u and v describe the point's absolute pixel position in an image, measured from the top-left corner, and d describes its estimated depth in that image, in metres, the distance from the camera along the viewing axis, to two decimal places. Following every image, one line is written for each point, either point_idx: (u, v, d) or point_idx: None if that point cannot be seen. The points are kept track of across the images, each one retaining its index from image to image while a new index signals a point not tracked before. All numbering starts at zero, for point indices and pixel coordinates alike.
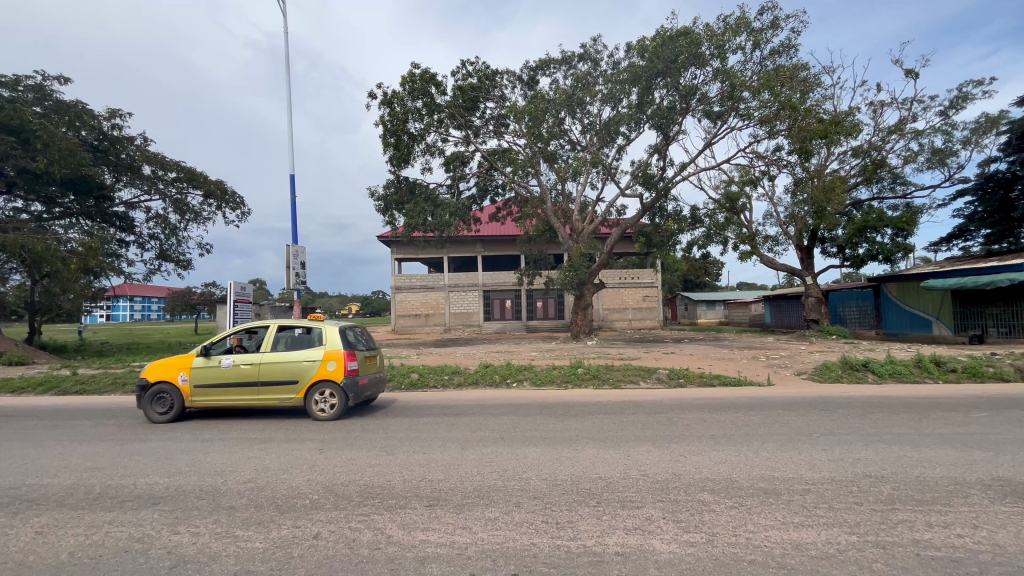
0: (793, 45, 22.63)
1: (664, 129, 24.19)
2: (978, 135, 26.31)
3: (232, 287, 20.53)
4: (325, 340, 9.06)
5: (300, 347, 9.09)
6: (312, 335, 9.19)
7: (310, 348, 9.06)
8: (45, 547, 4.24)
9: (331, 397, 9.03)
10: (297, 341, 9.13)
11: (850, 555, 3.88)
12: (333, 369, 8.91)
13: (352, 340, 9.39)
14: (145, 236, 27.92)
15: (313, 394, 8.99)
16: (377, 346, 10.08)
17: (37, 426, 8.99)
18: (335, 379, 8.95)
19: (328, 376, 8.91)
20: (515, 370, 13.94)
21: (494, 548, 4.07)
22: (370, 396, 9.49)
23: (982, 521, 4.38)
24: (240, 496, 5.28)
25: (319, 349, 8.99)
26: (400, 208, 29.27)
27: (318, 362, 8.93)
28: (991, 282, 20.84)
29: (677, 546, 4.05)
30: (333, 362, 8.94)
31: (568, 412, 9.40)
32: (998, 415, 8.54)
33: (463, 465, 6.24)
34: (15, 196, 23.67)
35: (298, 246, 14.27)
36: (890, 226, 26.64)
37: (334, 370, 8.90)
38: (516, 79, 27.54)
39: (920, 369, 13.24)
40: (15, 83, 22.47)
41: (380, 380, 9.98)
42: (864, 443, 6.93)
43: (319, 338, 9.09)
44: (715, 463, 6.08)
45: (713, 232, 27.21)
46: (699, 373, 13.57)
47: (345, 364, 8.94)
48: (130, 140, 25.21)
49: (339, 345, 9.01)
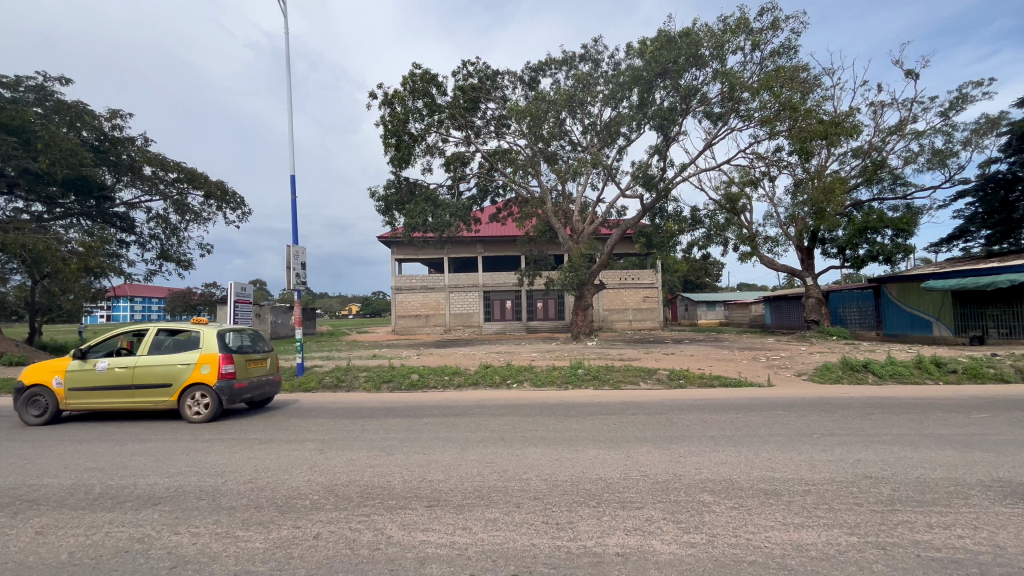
0: (793, 46, 22.68)
1: (665, 130, 24.22)
2: (978, 136, 26.31)
3: (234, 287, 20.58)
4: (202, 343, 9.19)
5: (177, 350, 9.23)
6: (190, 338, 9.32)
7: (185, 351, 9.19)
8: (45, 547, 4.24)
9: (206, 400, 9.10)
10: (175, 344, 9.27)
11: (850, 556, 3.89)
12: (206, 372, 9.03)
13: (234, 343, 9.50)
14: (145, 237, 27.94)
15: (186, 397, 9.07)
16: (266, 348, 10.27)
17: (36, 427, 9.00)
18: (209, 381, 9.06)
19: (201, 379, 9.02)
20: (515, 371, 13.96)
21: (494, 549, 4.07)
22: (252, 398, 9.56)
23: (983, 522, 4.37)
24: (240, 497, 5.29)
25: (194, 353, 9.12)
26: (400, 208, 29.32)
27: (192, 366, 9.04)
28: (991, 283, 20.82)
29: (677, 547, 4.05)
30: (208, 365, 9.06)
31: (568, 412, 9.40)
32: (999, 416, 8.54)
33: (464, 465, 6.25)
34: (15, 196, 23.69)
35: (298, 247, 14.27)
36: (890, 226, 26.64)
37: (208, 373, 9.01)
38: (517, 79, 27.58)
39: (920, 369, 13.25)
40: (16, 84, 22.53)
41: (268, 383, 10.05)
42: (864, 443, 6.93)
43: (196, 341, 9.23)
44: (715, 464, 6.09)
45: (714, 232, 27.25)
46: (699, 374, 13.57)
47: (220, 367, 9.06)
48: (131, 141, 25.26)
49: (216, 348, 9.14)
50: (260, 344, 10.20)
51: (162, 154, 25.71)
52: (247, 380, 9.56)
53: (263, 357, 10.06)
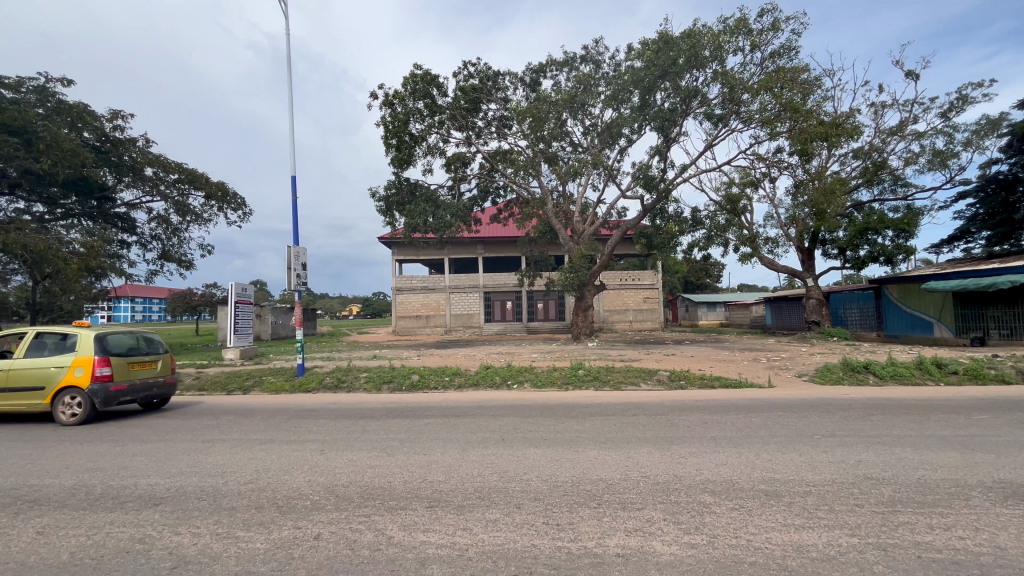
0: (793, 47, 22.73)
1: (666, 131, 24.26)
2: (979, 137, 26.32)
3: (234, 288, 20.61)
4: (77, 347, 9.30)
5: (55, 353, 9.37)
6: (69, 342, 9.44)
7: (61, 354, 9.31)
8: (46, 547, 4.25)
9: (79, 403, 9.15)
10: (53, 347, 9.41)
11: (851, 557, 3.88)
12: (79, 375, 9.12)
13: (115, 346, 9.62)
14: (147, 237, 28.00)
15: (59, 400, 9.16)
16: (156, 351, 10.36)
17: (36, 427, 9.02)
18: (82, 385, 9.14)
19: (74, 382, 9.11)
20: (516, 371, 13.96)
21: (495, 549, 4.07)
22: (132, 400, 9.64)
23: (984, 524, 4.36)
24: (241, 497, 5.29)
25: (69, 356, 9.24)
26: (401, 209, 29.35)
27: (65, 369, 9.15)
28: (992, 284, 20.79)
29: (678, 548, 4.05)
30: (81, 369, 9.15)
31: (569, 413, 9.40)
32: (1000, 417, 8.52)
33: (465, 466, 6.25)
34: (17, 196, 23.74)
35: (299, 247, 14.27)
36: (891, 227, 26.64)
37: (80, 376, 9.09)
38: (517, 80, 27.63)
39: (921, 371, 13.23)
40: (18, 85, 22.60)
41: (155, 386, 10.14)
42: (865, 445, 6.92)
43: (72, 345, 9.35)
44: (716, 465, 6.08)
45: (714, 233, 27.29)
46: (699, 375, 13.56)
47: (93, 370, 9.14)
48: (133, 142, 25.32)
49: (92, 351, 9.24)
50: (149, 347, 10.33)
51: (163, 155, 25.78)
52: (128, 383, 9.63)
53: (151, 360, 10.17)
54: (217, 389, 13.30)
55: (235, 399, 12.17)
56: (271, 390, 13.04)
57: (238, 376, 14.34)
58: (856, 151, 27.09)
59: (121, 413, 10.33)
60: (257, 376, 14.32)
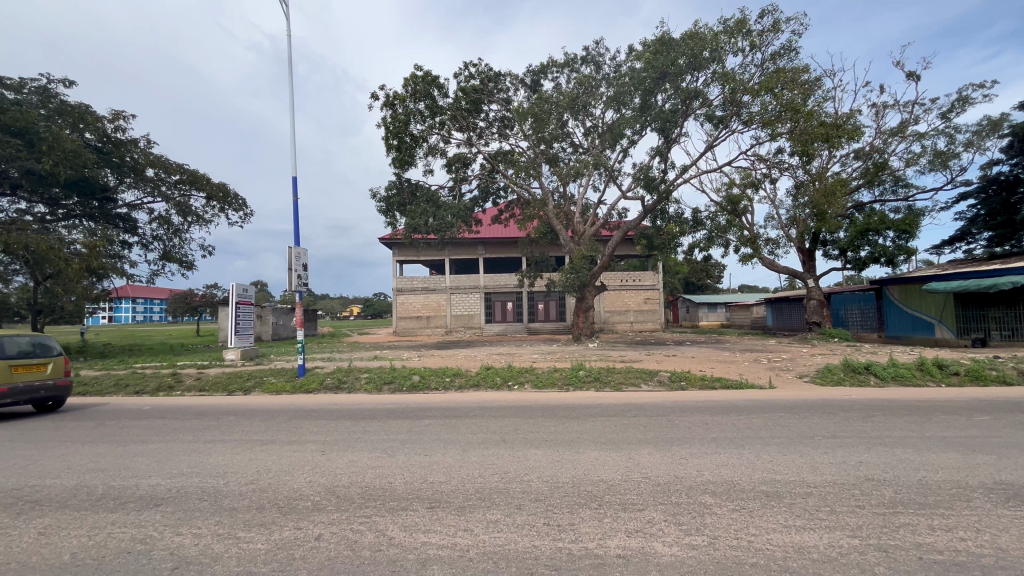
0: (793, 48, 22.76)
1: (667, 132, 24.28)
2: (980, 138, 26.30)
3: (235, 288, 20.63)
4: None
5: None
6: None
7: None
8: (48, 547, 4.26)
9: None
10: None
11: (852, 558, 3.88)
12: None
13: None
14: (148, 238, 28.05)
15: None
16: (48, 352, 10.33)
17: (38, 427, 9.06)
18: None
19: None
20: (516, 372, 13.97)
21: (496, 550, 4.07)
22: (14, 402, 9.57)
23: (985, 525, 4.36)
24: (242, 498, 5.30)
25: None
26: (402, 209, 29.36)
27: None
28: (993, 285, 20.76)
29: (679, 549, 4.05)
30: None
31: (569, 414, 9.39)
32: (1002, 418, 8.50)
33: (466, 467, 6.26)
34: (19, 197, 23.79)
35: (300, 248, 14.28)
36: (892, 228, 26.62)
37: None
38: (519, 81, 27.67)
39: (923, 372, 13.20)
40: (20, 86, 22.62)
41: (43, 387, 10.06)
42: (867, 446, 6.91)
43: None
44: (716, 466, 6.07)
45: (715, 234, 27.30)
46: (700, 376, 13.54)
47: None
48: (134, 143, 25.37)
49: None
50: (42, 349, 10.29)
51: (165, 155, 25.84)
52: (10, 385, 9.57)
53: (39, 362, 10.12)
54: (217, 389, 13.32)
55: (236, 399, 12.18)
56: (272, 390, 13.05)
57: (239, 377, 14.35)
58: (856, 152, 27.09)
59: (122, 413, 10.38)
60: (258, 376, 14.34)
